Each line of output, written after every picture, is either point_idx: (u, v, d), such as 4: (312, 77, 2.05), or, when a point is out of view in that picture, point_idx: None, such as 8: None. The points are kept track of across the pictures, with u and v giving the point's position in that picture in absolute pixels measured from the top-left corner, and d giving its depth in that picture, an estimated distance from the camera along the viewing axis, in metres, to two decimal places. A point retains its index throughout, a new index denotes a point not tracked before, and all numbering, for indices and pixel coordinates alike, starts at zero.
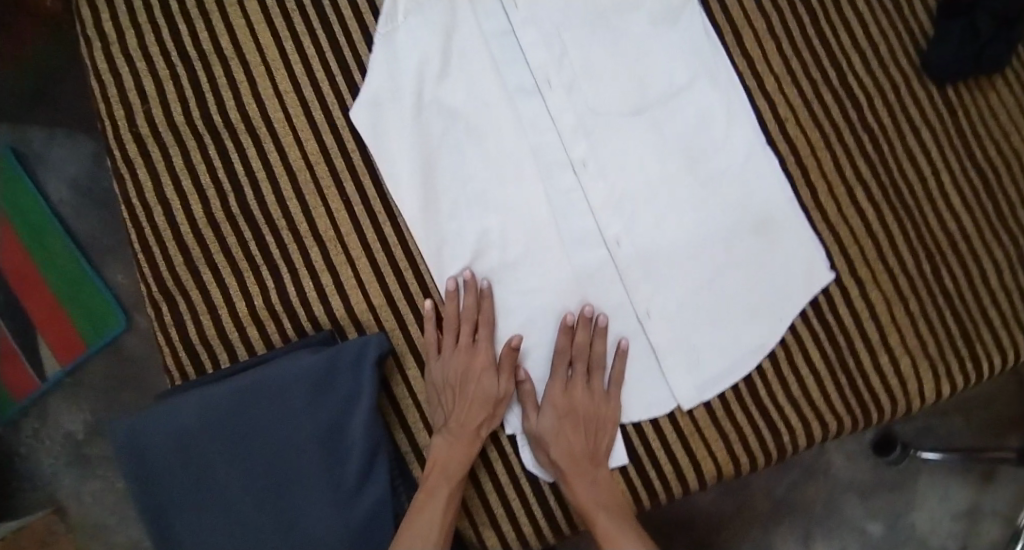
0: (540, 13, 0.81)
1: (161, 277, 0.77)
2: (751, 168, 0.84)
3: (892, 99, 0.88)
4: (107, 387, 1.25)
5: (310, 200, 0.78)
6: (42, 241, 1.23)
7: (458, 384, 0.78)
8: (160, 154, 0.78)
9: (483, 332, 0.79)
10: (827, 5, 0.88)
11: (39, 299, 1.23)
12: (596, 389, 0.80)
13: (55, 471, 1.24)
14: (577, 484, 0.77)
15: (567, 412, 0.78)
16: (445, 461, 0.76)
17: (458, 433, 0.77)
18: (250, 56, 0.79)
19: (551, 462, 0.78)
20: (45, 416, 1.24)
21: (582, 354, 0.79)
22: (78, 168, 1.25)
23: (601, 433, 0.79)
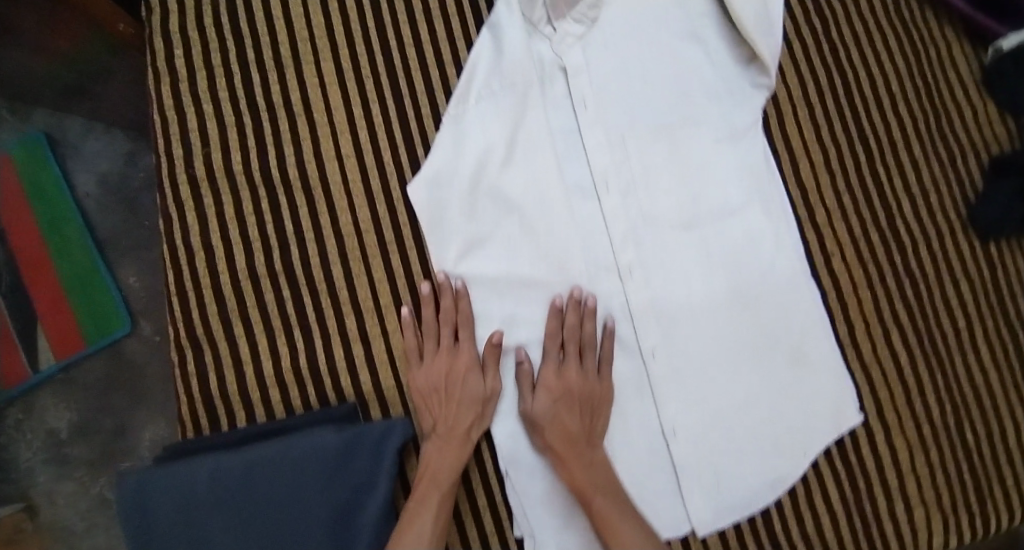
0: (607, 117, 0.82)
1: (192, 323, 0.76)
2: (795, 297, 0.83)
3: (936, 249, 0.89)
4: (100, 388, 1.24)
5: (354, 267, 0.78)
6: (60, 231, 1.24)
7: (443, 389, 0.77)
8: (211, 200, 0.78)
9: (463, 332, 0.78)
10: (885, 147, 0.88)
11: (46, 288, 1.23)
12: (590, 369, 0.79)
13: (32, 468, 1.21)
14: (573, 468, 0.76)
15: (561, 393, 0.77)
16: (433, 468, 0.75)
17: (448, 435, 0.75)
18: (318, 116, 0.80)
19: (545, 445, 0.77)
20: (31, 408, 1.22)
21: (574, 337, 0.78)
22: (109, 165, 1.26)
23: (595, 416, 0.78)
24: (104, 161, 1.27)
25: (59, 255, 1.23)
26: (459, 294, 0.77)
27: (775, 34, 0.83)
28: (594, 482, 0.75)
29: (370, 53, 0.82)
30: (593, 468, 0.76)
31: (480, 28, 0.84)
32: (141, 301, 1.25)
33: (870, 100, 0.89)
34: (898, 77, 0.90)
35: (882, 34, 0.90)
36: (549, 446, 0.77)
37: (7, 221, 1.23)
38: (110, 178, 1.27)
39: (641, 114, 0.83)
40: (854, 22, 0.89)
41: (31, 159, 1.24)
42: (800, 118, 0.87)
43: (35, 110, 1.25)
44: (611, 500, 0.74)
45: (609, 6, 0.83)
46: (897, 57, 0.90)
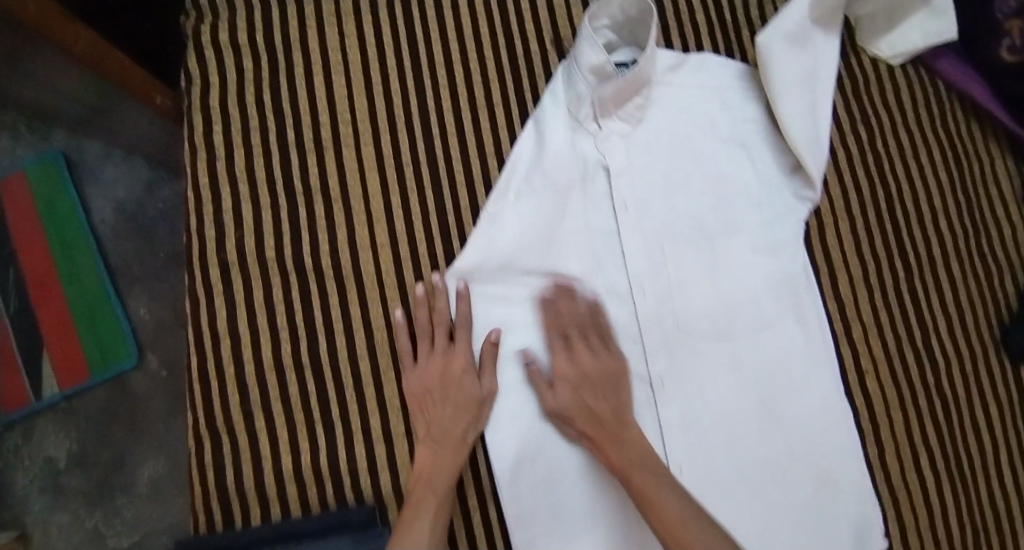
0: (647, 222, 0.81)
1: (212, 413, 0.74)
2: (827, 415, 0.81)
3: (968, 368, 0.88)
4: (103, 419, 1.22)
5: (381, 361, 0.77)
6: (72, 256, 1.22)
7: (439, 391, 0.74)
8: (240, 285, 0.76)
9: (460, 335, 0.76)
10: (924, 263, 0.87)
11: (53, 313, 1.21)
12: (597, 348, 0.77)
13: (29, 497, 1.19)
14: (610, 452, 0.73)
15: (575, 379, 0.75)
16: (429, 471, 0.72)
17: (440, 438, 0.73)
18: (354, 201, 0.79)
19: (579, 434, 0.75)
20: (31, 434, 1.21)
21: (571, 321, 0.77)
22: (129, 192, 1.25)
23: (619, 393, 0.76)
24: (122, 187, 1.25)
25: (69, 279, 1.22)
26: (460, 293, 0.76)
27: (822, 145, 0.81)
28: (630, 457, 0.72)
29: (411, 141, 0.80)
30: (628, 446, 0.73)
31: (523, 120, 0.82)
32: (150, 333, 1.24)
33: (912, 214, 0.87)
34: (942, 192, 0.88)
35: (927, 147, 0.88)
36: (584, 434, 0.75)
37: (19, 242, 1.22)
38: (129, 205, 1.25)
39: (682, 221, 0.81)
40: (900, 134, 0.88)
41: (48, 181, 1.23)
42: (841, 231, 0.85)
43: (55, 130, 1.24)
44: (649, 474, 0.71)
45: (656, 107, 0.82)
46: (942, 172, 0.88)
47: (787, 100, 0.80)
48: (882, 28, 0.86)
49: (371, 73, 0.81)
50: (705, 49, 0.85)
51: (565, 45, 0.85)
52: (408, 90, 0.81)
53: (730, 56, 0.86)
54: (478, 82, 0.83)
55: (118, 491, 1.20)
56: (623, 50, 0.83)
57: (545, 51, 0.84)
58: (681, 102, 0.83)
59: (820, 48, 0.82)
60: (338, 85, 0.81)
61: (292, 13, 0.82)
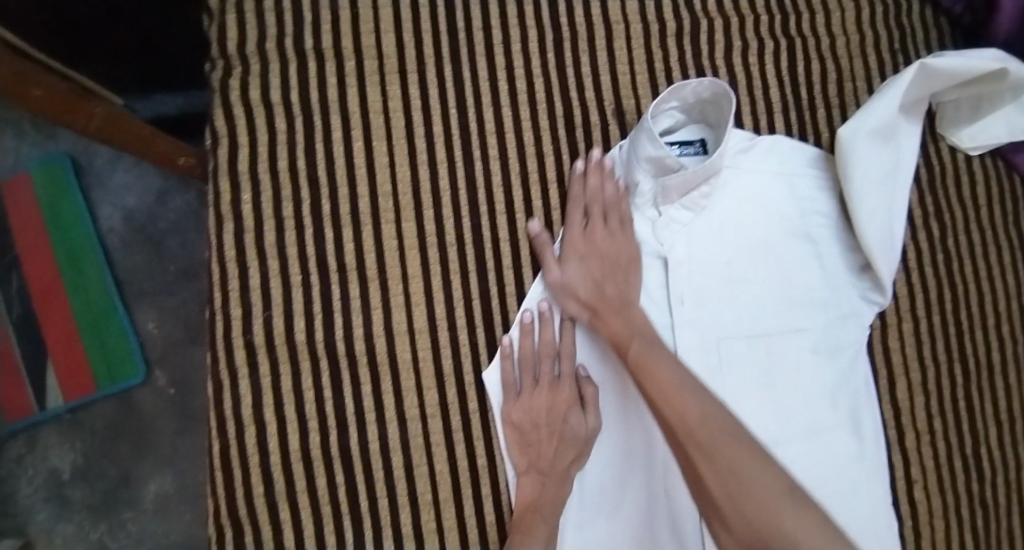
0: (704, 319, 0.77)
1: (234, 504, 0.71)
2: (877, 530, 0.78)
3: (1013, 479, 0.84)
4: (110, 435, 1.09)
5: (415, 452, 0.73)
6: (77, 263, 1.09)
7: (546, 425, 0.73)
8: (268, 369, 0.72)
9: (563, 364, 0.74)
10: (983, 367, 0.83)
11: (57, 321, 1.08)
12: (614, 226, 0.74)
13: (32, 510, 1.08)
14: (609, 321, 0.71)
15: (591, 256, 0.73)
16: (536, 501, 0.72)
17: (550, 471, 0.73)
18: (393, 282, 0.74)
19: (580, 308, 0.73)
20: (34, 445, 1.09)
21: (595, 198, 0.74)
22: (138, 201, 1.11)
23: (628, 274, 0.73)
24: (132, 196, 1.12)
25: (75, 287, 1.09)
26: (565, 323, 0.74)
27: (896, 246, 0.76)
28: (632, 333, 0.69)
29: (457, 218, 0.75)
30: (630, 320, 0.70)
31: None
32: (159, 350, 1.10)
33: (975, 318, 0.83)
34: (1007, 294, 0.84)
35: (997, 246, 0.84)
36: (585, 308, 0.72)
37: (22, 247, 1.09)
38: (138, 216, 1.11)
39: (740, 318, 0.77)
40: (971, 232, 0.83)
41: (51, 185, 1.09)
42: (903, 332, 0.81)
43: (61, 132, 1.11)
44: (652, 346, 0.68)
45: (720, 193, 0.77)
46: (1008, 274, 0.84)
47: (865, 198, 0.74)
48: (967, 116, 0.81)
49: (416, 141, 0.76)
50: (777, 131, 0.79)
51: (628, 118, 0.78)
52: (456, 161, 0.76)
53: (803, 138, 0.79)
54: (531, 156, 0.77)
55: (123, 506, 1.08)
56: (690, 129, 0.77)
57: (606, 124, 0.78)
58: (747, 189, 0.77)
59: (903, 139, 0.76)
60: (379, 151, 0.75)
61: (332, 70, 0.75)
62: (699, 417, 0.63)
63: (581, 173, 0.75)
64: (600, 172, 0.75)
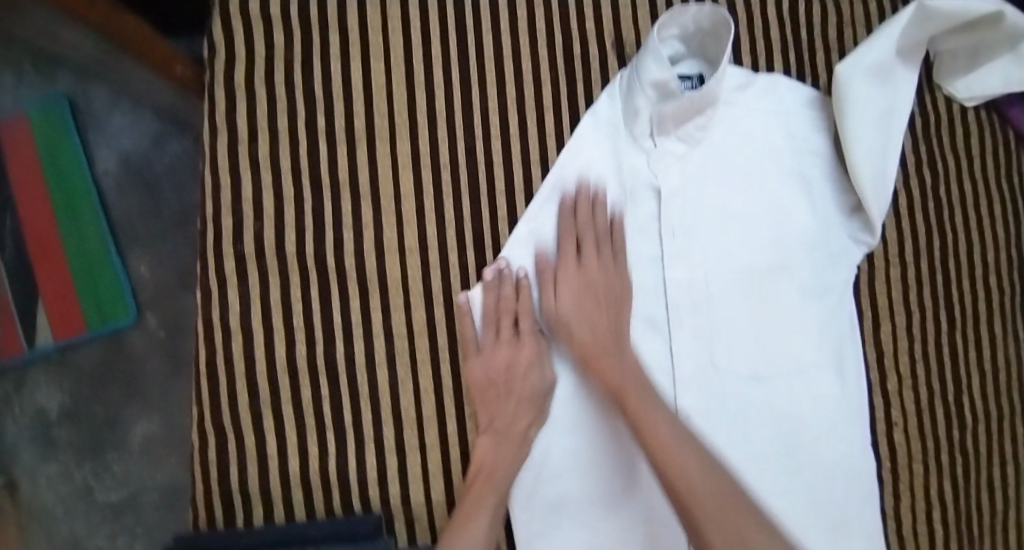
0: (693, 252, 0.77)
1: (219, 414, 0.71)
2: (847, 468, 0.80)
3: (994, 428, 0.86)
4: (98, 373, 1.09)
5: (400, 370, 0.73)
6: (73, 204, 1.07)
7: (504, 383, 0.72)
8: (257, 281, 0.72)
9: (523, 323, 0.73)
10: (969, 318, 0.84)
11: (50, 261, 1.06)
12: (607, 258, 0.73)
13: (18, 444, 1.07)
14: (602, 367, 0.70)
15: (583, 294, 0.72)
16: (489, 462, 0.71)
17: (505, 431, 0.72)
18: (384, 202, 0.74)
19: (572, 345, 0.72)
20: (22, 385, 1.08)
21: (586, 231, 0.73)
22: (135, 144, 1.10)
23: (621, 310, 0.72)
24: (128, 139, 1.10)
25: (69, 228, 1.07)
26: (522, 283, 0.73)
27: (887, 189, 0.77)
28: (630, 381, 0.69)
29: (451, 142, 0.75)
30: (624, 365, 0.70)
31: (574, 129, 0.77)
32: (150, 294, 1.09)
33: (963, 268, 0.84)
34: (996, 247, 0.85)
35: (988, 197, 0.85)
36: (577, 346, 0.71)
37: (17, 186, 1.06)
38: (134, 159, 1.10)
39: (728, 254, 0.78)
40: (963, 182, 0.84)
41: (47, 124, 1.07)
42: (891, 277, 0.82)
43: (59, 72, 1.08)
44: (651, 401, 0.68)
45: (716, 129, 0.77)
46: (998, 226, 0.85)
47: (859, 138, 0.75)
48: (964, 66, 0.82)
49: (413, 64, 0.76)
50: (776, 70, 0.79)
51: (627, 51, 0.78)
52: (452, 85, 0.76)
53: (801, 79, 0.80)
54: (528, 84, 0.77)
55: (109, 447, 1.08)
56: (689, 63, 0.77)
57: (604, 55, 0.78)
58: (743, 125, 0.77)
59: (898, 83, 0.77)
60: (376, 71, 0.75)
61: None
62: (699, 474, 0.64)
63: (573, 202, 0.74)
64: (596, 205, 0.74)
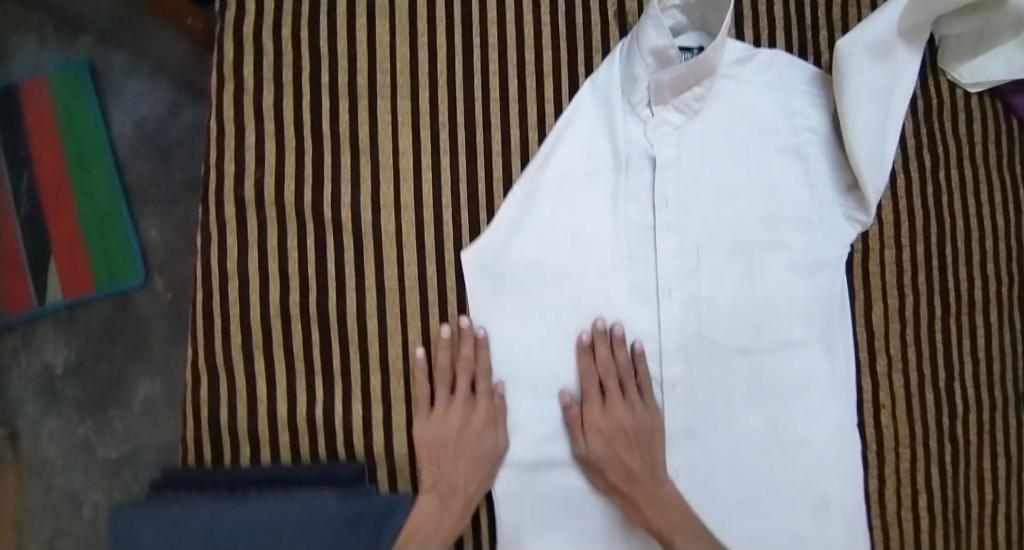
0: (686, 222, 0.77)
1: (212, 355, 0.73)
2: (835, 447, 0.80)
3: (986, 418, 0.85)
4: (104, 335, 1.08)
5: (389, 323, 0.74)
6: (87, 166, 1.08)
7: (454, 446, 0.72)
8: (255, 227, 0.74)
9: (479, 384, 0.73)
10: (963, 305, 0.84)
11: (63, 222, 1.06)
12: (634, 399, 0.75)
13: (22, 398, 1.07)
14: (642, 506, 0.72)
15: (614, 433, 0.73)
16: (420, 521, 0.70)
17: (450, 491, 0.71)
18: (383, 157, 0.75)
19: (609, 487, 0.73)
20: (30, 338, 1.08)
21: (610, 371, 0.74)
22: (150, 110, 1.10)
23: (651, 449, 0.74)
24: (145, 105, 1.10)
25: (81, 190, 1.07)
26: (479, 340, 0.73)
27: (884, 168, 0.77)
28: (668, 517, 0.71)
29: (451, 103, 0.76)
30: (664, 499, 0.72)
31: (573, 95, 0.78)
32: (160, 255, 1.08)
33: (961, 254, 0.84)
34: (996, 234, 0.84)
35: (990, 185, 0.84)
36: (615, 487, 0.73)
37: (36, 148, 1.07)
38: (149, 125, 1.10)
39: (721, 226, 0.78)
40: (964, 168, 0.84)
41: (67, 88, 1.08)
42: (886, 259, 0.82)
43: (80, 36, 1.09)
44: (691, 531, 0.71)
45: (715, 101, 0.77)
46: (999, 214, 0.84)
47: (858, 115, 0.75)
48: (969, 51, 0.81)
49: (418, 24, 0.77)
50: (777, 47, 0.80)
51: (629, 21, 0.79)
52: (455, 46, 0.77)
53: (802, 56, 0.80)
54: (529, 48, 0.78)
55: (112, 404, 1.07)
56: (690, 36, 0.78)
57: (606, 24, 0.79)
58: (742, 99, 0.78)
59: (900, 63, 0.77)
60: (381, 29, 0.77)
61: None
62: None
63: (589, 344, 0.75)
64: (612, 337, 0.75)
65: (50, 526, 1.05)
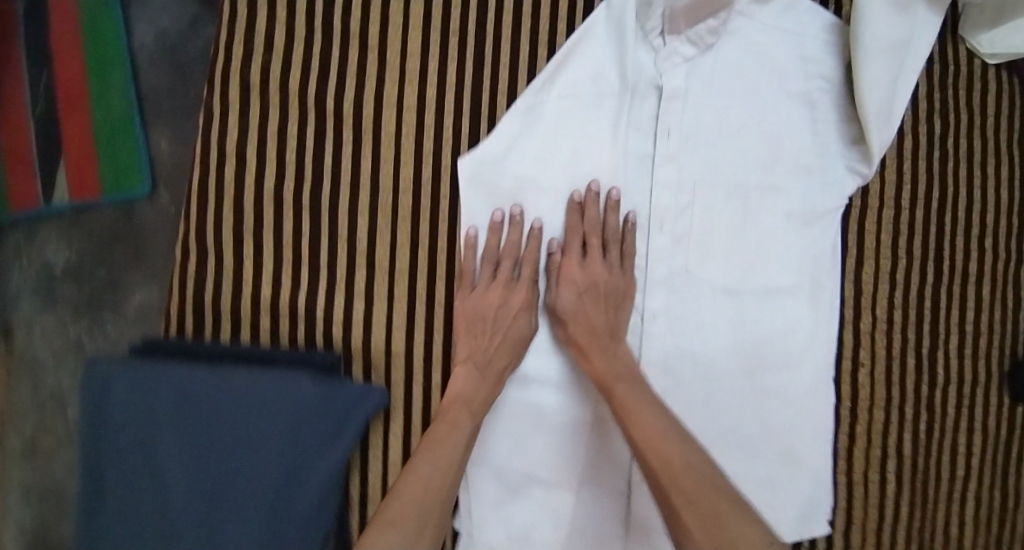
0: (685, 155, 0.77)
1: (202, 231, 0.74)
2: (809, 398, 0.80)
3: (966, 393, 0.85)
4: (106, 241, 1.02)
5: (380, 221, 0.75)
6: (105, 73, 1.00)
7: (491, 323, 0.73)
8: (258, 110, 0.75)
9: (524, 268, 0.75)
10: (956, 275, 0.83)
11: (76, 125, 1.00)
12: (614, 261, 0.76)
13: (18, 295, 1.03)
14: (594, 358, 0.73)
15: (586, 287, 0.74)
16: (453, 395, 0.72)
17: (482, 369, 0.73)
18: (391, 56, 0.76)
19: (569, 338, 0.74)
20: (34, 236, 1.03)
21: (595, 229, 0.75)
22: (174, 23, 1.01)
23: (618, 310, 0.75)
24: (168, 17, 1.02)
25: (98, 98, 1.00)
26: (534, 230, 0.75)
27: (892, 123, 0.77)
28: (614, 371, 0.72)
29: (464, 11, 0.76)
30: (616, 356, 0.73)
31: (586, 16, 0.77)
32: (168, 169, 1.01)
33: (959, 224, 0.83)
34: (997, 208, 0.84)
35: (996, 158, 0.84)
36: (573, 339, 0.74)
37: (54, 48, 1.00)
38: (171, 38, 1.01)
39: (720, 162, 0.77)
40: (972, 138, 0.83)
41: None
42: (882, 218, 0.81)
43: None
44: (635, 387, 0.71)
45: (728, 38, 0.77)
46: (1003, 188, 0.84)
47: (872, 66, 0.75)
48: (989, 21, 0.80)
49: None
50: None
51: None
52: None
53: (824, 4, 0.79)
54: None
55: (108, 309, 1.02)
56: None
57: None
58: (755, 40, 0.77)
59: (919, 18, 0.76)
60: None
61: None
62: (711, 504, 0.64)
63: (580, 201, 0.76)
64: (608, 202, 0.75)
65: (32, 422, 1.03)
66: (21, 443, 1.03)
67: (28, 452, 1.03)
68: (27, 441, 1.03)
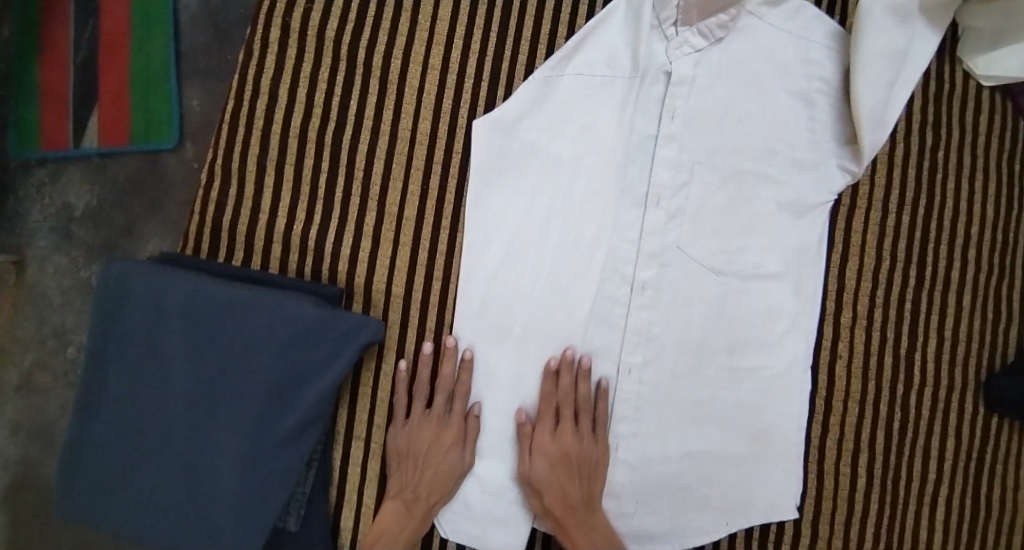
0: (687, 137, 0.81)
1: (230, 156, 0.83)
2: (785, 382, 0.83)
3: (941, 397, 0.87)
4: (126, 190, 1.04)
5: (394, 169, 0.82)
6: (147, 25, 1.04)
7: (421, 458, 0.78)
8: (294, 53, 0.83)
9: (455, 404, 0.79)
10: (938, 281, 0.87)
11: (112, 73, 1.04)
12: (585, 432, 0.80)
13: (36, 231, 1.04)
14: (572, 530, 0.77)
15: (558, 458, 0.78)
16: (381, 528, 0.77)
17: (410, 504, 0.78)
18: (421, 19, 0.84)
19: (545, 509, 0.79)
20: (58, 175, 1.05)
21: (569, 400, 0.79)
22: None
23: (588, 477, 0.79)
24: None
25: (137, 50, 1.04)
26: (465, 359, 0.79)
27: (883, 129, 0.81)
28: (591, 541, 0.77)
29: None
30: (592, 523, 0.78)
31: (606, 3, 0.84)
32: (194, 126, 1.04)
33: (945, 232, 0.87)
34: (983, 221, 0.88)
35: (985, 174, 0.88)
36: (547, 509, 0.78)
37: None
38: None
39: (719, 147, 0.81)
40: (963, 152, 0.87)
41: None
42: (870, 218, 0.85)
43: None
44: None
45: (739, 32, 0.81)
46: (989, 203, 0.88)
47: (869, 69, 0.79)
48: (987, 43, 0.84)
49: None
50: None
51: None
52: None
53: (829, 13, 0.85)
54: None
55: (118, 254, 1.04)
56: None
57: None
58: (762, 37, 0.82)
59: (917, 31, 0.81)
60: None
61: None
62: None
63: (554, 369, 0.80)
64: (579, 369, 0.80)
65: (32, 357, 1.04)
66: (19, 376, 1.04)
67: (23, 387, 1.04)
68: (23, 375, 1.04)
